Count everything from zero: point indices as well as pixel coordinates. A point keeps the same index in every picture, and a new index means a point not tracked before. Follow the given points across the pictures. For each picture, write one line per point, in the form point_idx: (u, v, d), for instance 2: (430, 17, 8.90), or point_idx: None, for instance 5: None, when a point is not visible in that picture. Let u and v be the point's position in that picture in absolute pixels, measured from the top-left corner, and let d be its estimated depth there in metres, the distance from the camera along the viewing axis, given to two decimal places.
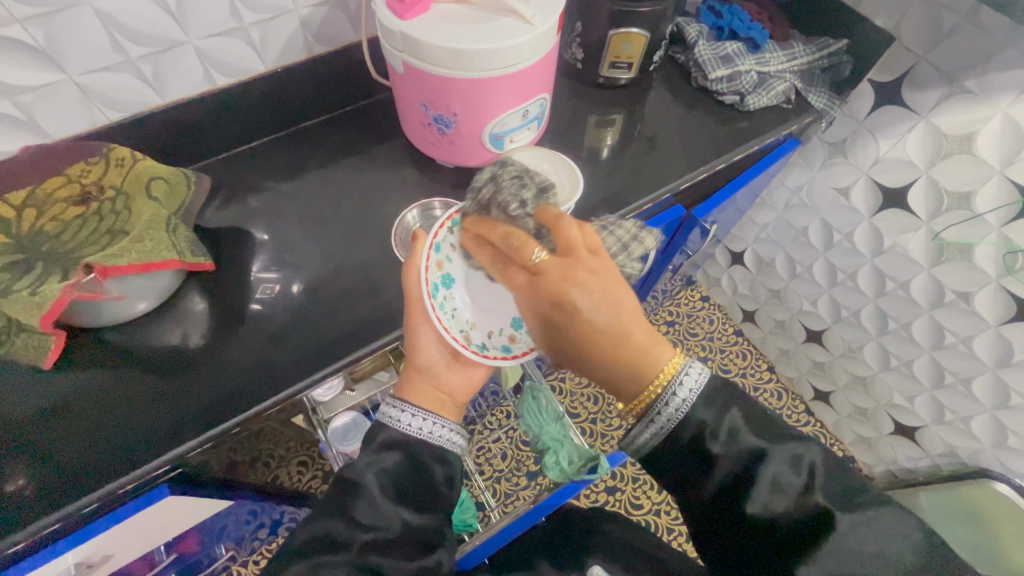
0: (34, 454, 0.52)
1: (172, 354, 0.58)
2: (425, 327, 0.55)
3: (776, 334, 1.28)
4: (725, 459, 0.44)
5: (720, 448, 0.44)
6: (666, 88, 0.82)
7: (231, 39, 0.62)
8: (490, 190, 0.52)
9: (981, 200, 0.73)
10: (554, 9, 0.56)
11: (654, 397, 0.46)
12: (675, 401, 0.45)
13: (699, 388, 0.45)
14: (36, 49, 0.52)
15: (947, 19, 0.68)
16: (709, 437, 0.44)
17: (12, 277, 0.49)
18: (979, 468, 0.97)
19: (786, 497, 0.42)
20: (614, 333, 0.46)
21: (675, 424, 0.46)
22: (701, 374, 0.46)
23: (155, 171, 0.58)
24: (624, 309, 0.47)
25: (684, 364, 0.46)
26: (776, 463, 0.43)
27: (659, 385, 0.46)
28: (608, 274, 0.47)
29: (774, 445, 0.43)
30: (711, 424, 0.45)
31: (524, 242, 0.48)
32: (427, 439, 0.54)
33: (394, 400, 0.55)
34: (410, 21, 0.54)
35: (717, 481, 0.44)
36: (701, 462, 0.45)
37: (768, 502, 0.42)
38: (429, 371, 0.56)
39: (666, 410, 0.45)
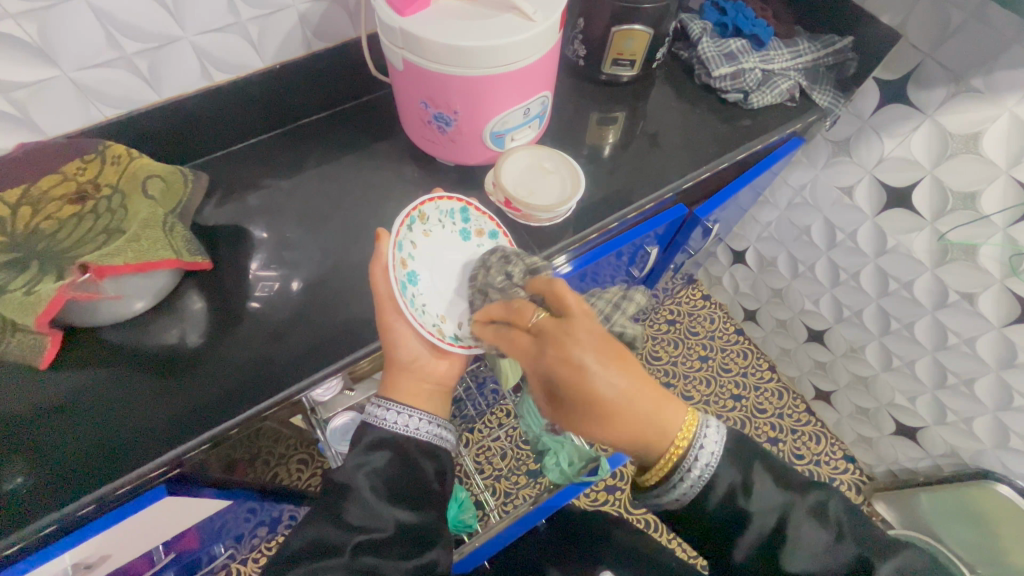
0: (29, 454, 0.51)
1: (169, 353, 0.57)
2: (399, 326, 0.54)
3: (777, 333, 1.27)
4: (761, 515, 0.44)
5: (754, 504, 0.44)
6: (669, 85, 0.81)
7: (229, 35, 0.61)
8: (482, 275, 0.56)
9: (987, 200, 0.72)
10: (556, 5, 0.55)
11: (677, 458, 0.44)
12: (697, 461, 0.44)
13: (719, 447, 0.45)
14: (30, 45, 0.52)
15: (955, 16, 0.67)
16: (741, 495, 0.44)
17: (6, 276, 0.49)
18: (980, 469, 0.96)
19: (816, 550, 0.43)
20: (631, 400, 0.41)
21: (707, 484, 0.45)
22: (718, 431, 0.45)
23: (151, 169, 0.57)
24: (635, 371, 0.41)
25: (702, 420, 0.45)
26: (800, 513, 0.44)
27: (680, 447, 0.44)
28: (608, 335, 0.42)
29: (797, 495, 0.45)
30: (739, 482, 0.45)
31: (523, 306, 0.46)
32: (413, 436, 0.54)
33: (380, 399, 0.55)
34: (410, 18, 0.53)
35: (753, 540, 0.44)
36: (733, 520, 0.45)
37: (805, 560, 0.43)
38: (410, 365, 0.56)
39: (694, 468, 0.44)
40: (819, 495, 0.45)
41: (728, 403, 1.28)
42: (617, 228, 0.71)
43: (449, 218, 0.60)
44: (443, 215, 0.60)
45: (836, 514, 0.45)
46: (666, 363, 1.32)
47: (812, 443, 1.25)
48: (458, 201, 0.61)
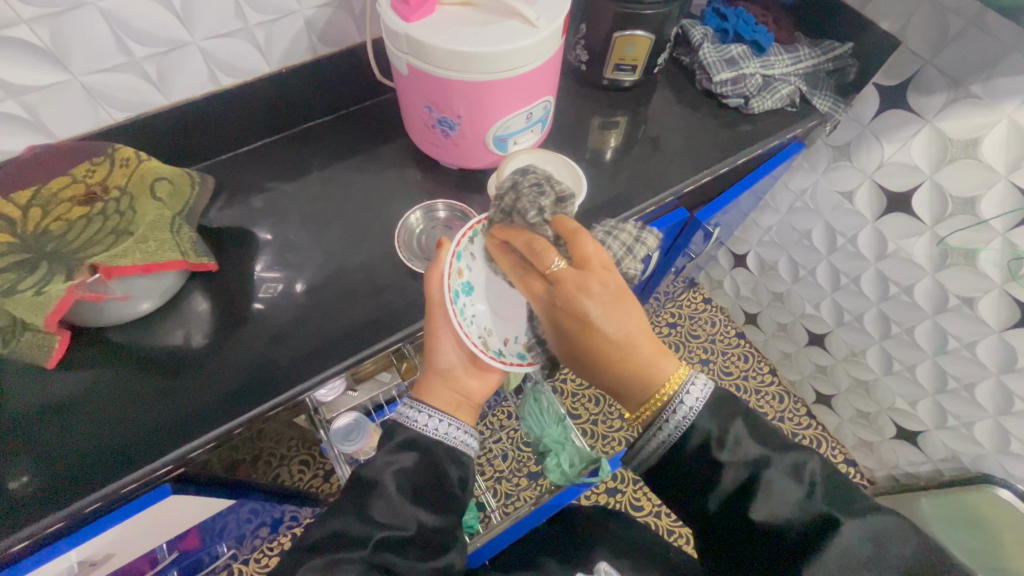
0: (38, 452, 0.52)
1: (175, 353, 0.58)
2: (444, 329, 0.56)
3: (778, 337, 1.27)
4: (731, 467, 0.44)
5: (726, 456, 0.45)
6: (670, 90, 0.82)
7: (236, 40, 0.62)
8: (511, 198, 0.52)
9: (986, 205, 0.73)
10: (559, 11, 0.56)
11: (660, 405, 0.46)
12: (679, 411, 0.46)
13: (702, 401, 0.46)
14: (42, 50, 0.52)
15: (954, 23, 0.68)
16: (714, 446, 0.45)
17: (16, 276, 0.50)
18: (980, 474, 0.97)
19: (786, 503, 0.42)
20: (621, 343, 0.47)
21: (683, 433, 0.46)
22: (705, 386, 0.46)
23: (159, 171, 0.58)
24: (631, 320, 0.47)
25: (690, 375, 0.47)
26: (776, 470, 0.43)
27: (666, 393, 0.46)
28: (619, 286, 0.47)
29: (774, 452, 0.44)
30: (715, 433, 0.45)
31: (545, 247, 0.48)
32: (442, 440, 0.54)
33: (411, 400, 0.55)
34: (415, 24, 0.53)
35: (723, 489, 0.44)
36: (707, 470, 0.45)
37: (771, 512, 0.42)
38: (449, 372, 0.56)
39: (673, 417, 0.46)
40: (799, 455, 0.44)
41: None
42: None
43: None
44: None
45: (814, 474, 0.43)
46: None
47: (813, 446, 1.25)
48: None
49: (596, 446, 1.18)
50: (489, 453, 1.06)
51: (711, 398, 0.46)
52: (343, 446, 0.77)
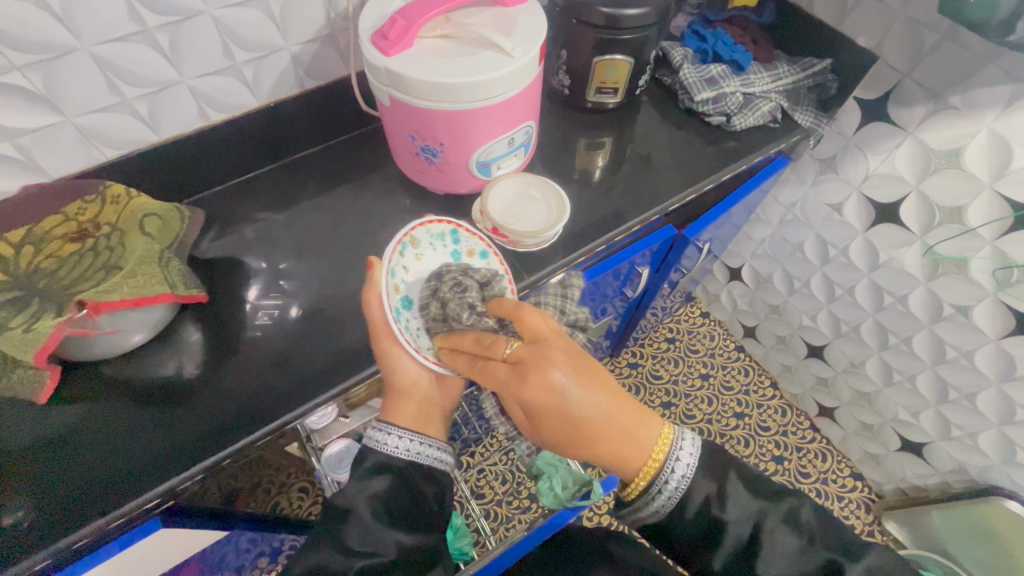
0: (27, 487, 0.52)
1: (165, 384, 0.59)
2: (399, 350, 0.54)
3: (778, 350, 1.26)
4: (736, 523, 0.47)
5: (728, 512, 0.47)
6: (654, 110, 0.83)
7: (223, 77, 0.63)
8: (438, 305, 0.52)
9: (972, 213, 0.73)
10: (535, 41, 0.57)
11: (656, 469, 0.48)
12: (674, 474, 0.48)
13: (694, 461, 0.49)
14: (35, 94, 0.54)
15: (929, 37, 0.69)
16: (716, 504, 0.48)
17: (8, 313, 0.50)
18: (988, 484, 0.95)
19: (787, 555, 0.46)
20: (604, 416, 0.47)
21: (684, 493, 0.48)
22: (693, 442, 0.50)
23: (149, 208, 0.59)
24: (605, 390, 0.48)
25: (677, 433, 0.50)
26: (774, 520, 0.47)
27: (658, 457, 0.49)
28: (579, 355, 0.48)
29: (770, 504, 0.47)
30: (715, 491, 0.48)
31: (495, 338, 0.48)
32: (413, 460, 0.54)
33: (380, 422, 0.55)
34: (395, 57, 0.55)
35: (728, 547, 0.47)
36: (710, 527, 0.48)
37: (780, 567, 0.45)
38: (410, 390, 0.56)
39: (672, 479, 0.48)
40: (793, 502, 0.48)
41: (729, 421, 1.27)
42: (605, 251, 0.71)
43: (441, 240, 0.60)
44: (435, 237, 0.59)
45: (808, 522, 0.47)
46: (667, 382, 1.31)
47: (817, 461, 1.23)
48: (449, 223, 0.60)
49: (596, 465, 1.17)
50: (484, 476, 1.06)
51: (701, 455, 0.50)
52: (335, 475, 0.78)
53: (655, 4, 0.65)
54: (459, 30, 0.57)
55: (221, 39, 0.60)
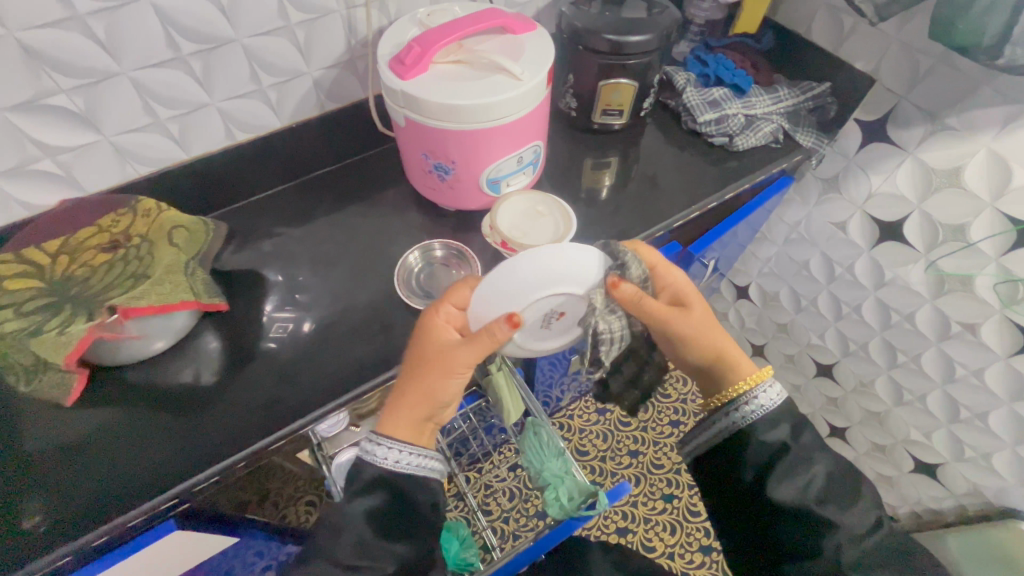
0: (51, 488, 0.54)
1: (185, 390, 0.61)
2: (457, 375, 0.53)
3: (787, 369, 1.26)
4: (801, 461, 0.54)
5: (796, 450, 0.54)
6: (659, 131, 0.86)
7: (250, 100, 0.68)
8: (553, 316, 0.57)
9: (974, 230, 0.74)
10: (542, 66, 0.61)
11: (740, 392, 0.57)
12: (757, 401, 0.56)
13: (776, 400, 0.56)
14: (77, 114, 0.58)
15: (924, 61, 0.71)
16: (789, 439, 0.55)
17: (42, 318, 0.53)
18: (1004, 508, 0.93)
19: (838, 498, 0.52)
20: (716, 346, 0.59)
21: (759, 423, 0.55)
22: (778, 393, 0.57)
23: (177, 221, 0.63)
24: (716, 332, 0.59)
25: (766, 379, 0.58)
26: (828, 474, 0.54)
27: (747, 386, 0.57)
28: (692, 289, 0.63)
29: (831, 461, 0.55)
30: (789, 431, 0.55)
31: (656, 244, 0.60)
32: (395, 471, 0.52)
33: (373, 435, 0.53)
34: (411, 81, 0.59)
35: (794, 483, 0.53)
36: (778, 457, 0.54)
37: (829, 503, 0.52)
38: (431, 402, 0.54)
39: (755, 402, 0.56)
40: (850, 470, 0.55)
41: None
42: None
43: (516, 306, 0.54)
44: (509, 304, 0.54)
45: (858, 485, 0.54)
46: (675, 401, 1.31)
47: None
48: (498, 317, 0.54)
49: (603, 483, 1.17)
50: (492, 491, 1.06)
51: (782, 404, 0.56)
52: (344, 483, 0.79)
53: (658, 31, 0.68)
54: (471, 55, 0.60)
55: (249, 65, 0.64)
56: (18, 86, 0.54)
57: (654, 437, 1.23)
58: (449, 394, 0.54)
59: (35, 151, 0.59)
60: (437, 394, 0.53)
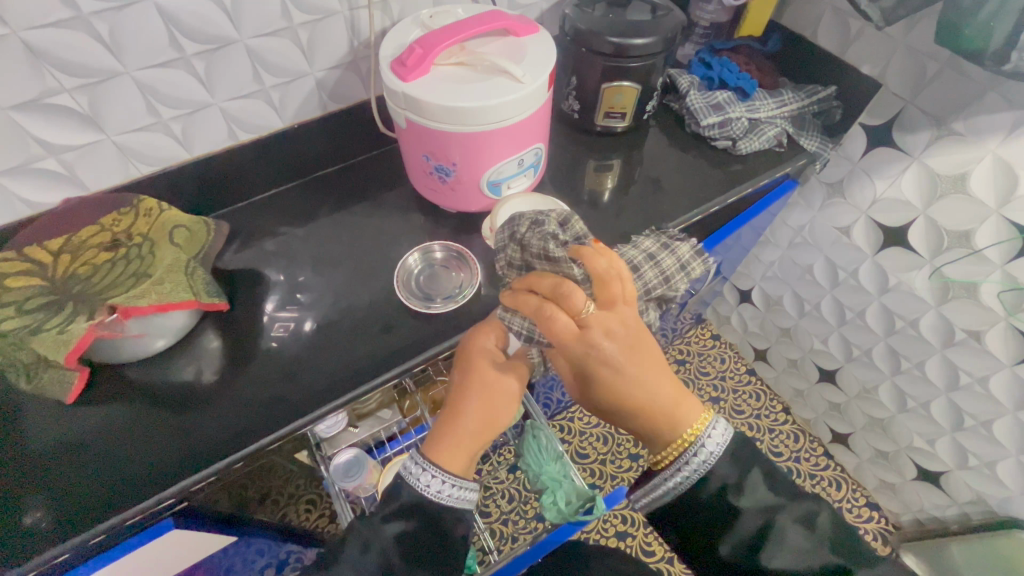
0: (51, 485, 0.55)
1: (185, 388, 0.61)
2: (513, 399, 0.58)
3: (789, 374, 1.25)
4: (748, 512, 0.49)
5: (743, 501, 0.50)
6: (662, 133, 0.86)
7: (253, 100, 0.68)
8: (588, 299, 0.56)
9: (980, 237, 0.73)
10: (544, 69, 0.60)
11: (686, 444, 0.53)
12: (705, 449, 0.53)
13: (721, 447, 0.53)
14: (80, 113, 0.59)
15: (930, 66, 0.71)
16: (731, 492, 0.51)
17: (43, 316, 0.54)
18: (1008, 518, 0.92)
19: (796, 549, 0.47)
20: (640, 399, 0.54)
21: (703, 476, 0.52)
22: (725, 432, 0.54)
23: (177, 220, 0.63)
24: (655, 374, 0.55)
25: (712, 421, 0.54)
26: (787, 517, 0.48)
27: (685, 441, 0.54)
28: (636, 330, 0.53)
29: (786, 500, 0.49)
30: (734, 480, 0.51)
31: (574, 293, 0.50)
32: (438, 500, 0.52)
33: (422, 458, 0.53)
34: (412, 82, 0.58)
35: (739, 534, 0.49)
36: (724, 514, 0.50)
37: (786, 556, 0.47)
38: (476, 430, 0.56)
39: (695, 459, 0.53)
40: (811, 504, 0.49)
41: None
42: None
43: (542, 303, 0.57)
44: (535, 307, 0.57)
45: (825, 526, 0.48)
46: None
47: (832, 489, 1.21)
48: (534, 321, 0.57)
49: (603, 486, 1.17)
50: (491, 493, 1.06)
51: (730, 443, 0.53)
52: (342, 484, 0.79)
53: (661, 33, 0.68)
54: (473, 57, 0.60)
55: (252, 65, 0.64)
56: (22, 85, 0.54)
57: None
58: (506, 419, 0.57)
59: (39, 149, 0.59)
60: (495, 419, 0.56)
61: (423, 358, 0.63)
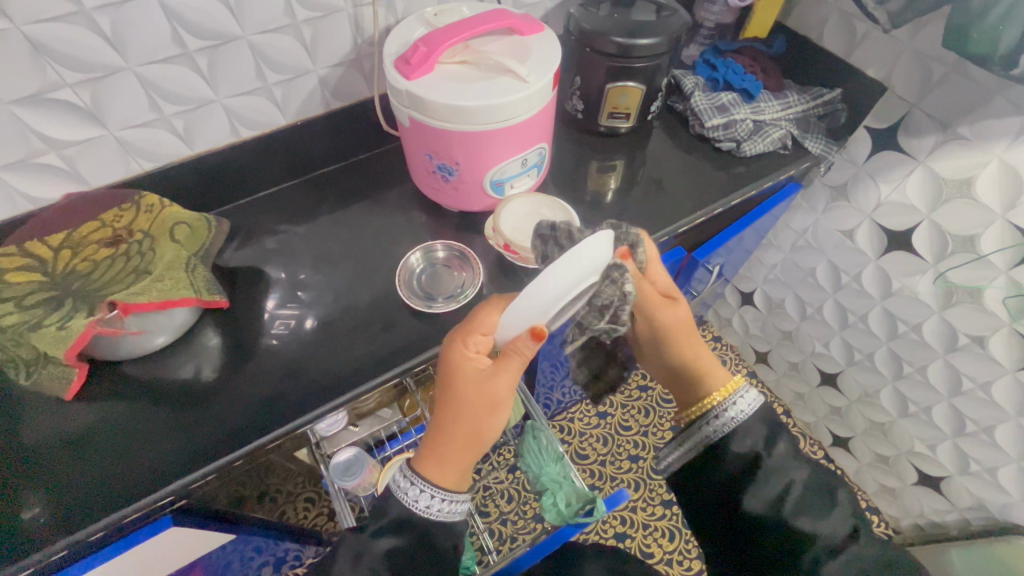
0: (49, 482, 0.55)
1: (185, 386, 0.61)
2: (502, 410, 0.52)
3: (790, 377, 1.25)
4: (777, 470, 0.52)
5: (772, 461, 0.52)
6: (666, 135, 0.85)
7: (255, 97, 0.67)
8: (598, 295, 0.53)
9: (985, 242, 0.73)
10: (549, 68, 0.60)
11: (711, 405, 0.56)
12: (729, 413, 0.55)
13: (752, 410, 0.54)
14: (82, 108, 0.58)
15: (937, 70, 0.70)
16: (764, 450, 0.53)
17: (43, 312, 0.53)
18: (1009, 524, 0.91)
19: (816, 512, 0.50)
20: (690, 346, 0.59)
21: (730, 434, 0.54)
22: (753, 400, 0.55)
23: (179, 217, 0.63)
24: (695, 338, 0.60)
25: (739, 390, 0.56)
26: (808, 482, 0.52)
27: (719, 396, 0.56)
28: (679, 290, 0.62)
29: (808, 468, 0.53)
30: (765, 438, 0.53)
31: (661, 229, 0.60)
32: (426, 516, 0.51)
33: (409, 472, 0.52)
34: (416, 81, 0.58)
35: (766, 495, 0.51)
36: (755, 469, 0.52)
37: (808, 516, 0.50)
38: (463, 442, 0.52)
39: (726, 416, 0.55)
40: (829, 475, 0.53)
41: None
42: None
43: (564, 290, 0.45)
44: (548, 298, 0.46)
45: (839, 495, 0.52)
46: None
47: None
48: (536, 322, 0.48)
49: (602, 487, 1.16)
50: (489, 494, 1.05)
51: (757, 411, 0.55)
52: (342, 483, 0.77)
53: (667, 34, 0.67)
54: (477, 56, 0.60)
55: (255, 62, 0.64)
56: (24, 79, 0.54)
57: (656, 442, 1.21)
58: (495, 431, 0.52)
59: (40, 144, 0.59)
60: (484, 432, 0.52)
61: (423, 358, 0.63)
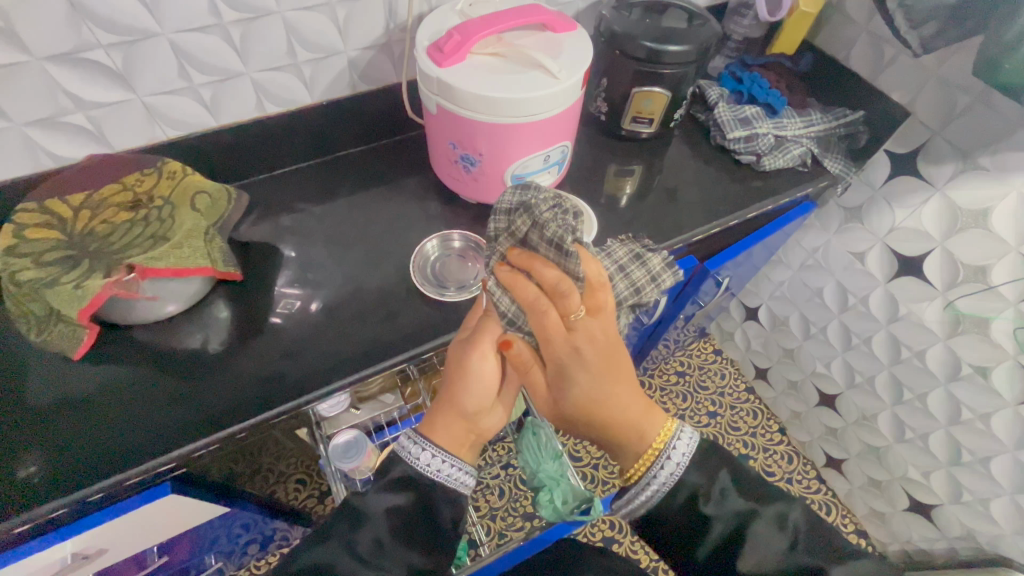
0: (51, 441, 0.55)
1: (191, 356, 0.61)
2: (484, 382, 0.54)
3: (788, 395, 1.25)
4: (718, 519, 0.49)
5: (713, 508, 0.49)
6: (686, 143, 0.85)
7: (284, 73, 0.68)
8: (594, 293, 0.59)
9: (996, 273, 0.73)
10: (579, 66, 0.60)
11: (648, 462, 0.53)
12: (670, 462, 0.52)
13: (688, 454, 0.52)
14: (113, 70, 0.59)
15: (962, 98, 0.71)
16: (702, 499, 0.50)
17: (60, 269, 0.53)
18: (997, 556, 0.91)
19: (769, 550, 0.46)
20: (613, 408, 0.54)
21: (672, 487, 0.51)
22: (693, 441, 0.53)
23: (201, 186, 0.63)
24: (619, 388, 0.54)
25: (677, 429, 0.54)
26: (762, 519, 0.48)
27: (656, 448, 0.53)
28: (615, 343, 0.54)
29: (759, 503, 0.48)
30: (704, 485, 0.50)
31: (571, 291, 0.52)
32: (431, 475, 0.52)
33: (417, 434, 0.54)
34: (447, 68, 0.58)
35: (709, 540, 0.49)
36: (693, 522, 0.50)
37: (759, 556, 0.46)
38: (446, 406, 0.55)
39: (661, 474, 0.52)
40: (782, 506, 0.48)
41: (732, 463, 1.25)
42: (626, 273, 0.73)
43: None
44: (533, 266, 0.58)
45: (795, 522, 0.48)
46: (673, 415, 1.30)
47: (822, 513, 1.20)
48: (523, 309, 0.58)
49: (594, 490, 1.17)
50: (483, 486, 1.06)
51: (696, 451, 0.52)
52: (341, 465, 0.78)
53: (697, 43, 0.68)
54: (509, 49, 0.60)
55: (287, 38, 0.64)
56: (59, 37, 0.54)
57: None
58: (475, 401, 0.54)
59: (68, 103, 0.59)
60: (464, 400, 0.54)
61: (431, 345, 0.63)
